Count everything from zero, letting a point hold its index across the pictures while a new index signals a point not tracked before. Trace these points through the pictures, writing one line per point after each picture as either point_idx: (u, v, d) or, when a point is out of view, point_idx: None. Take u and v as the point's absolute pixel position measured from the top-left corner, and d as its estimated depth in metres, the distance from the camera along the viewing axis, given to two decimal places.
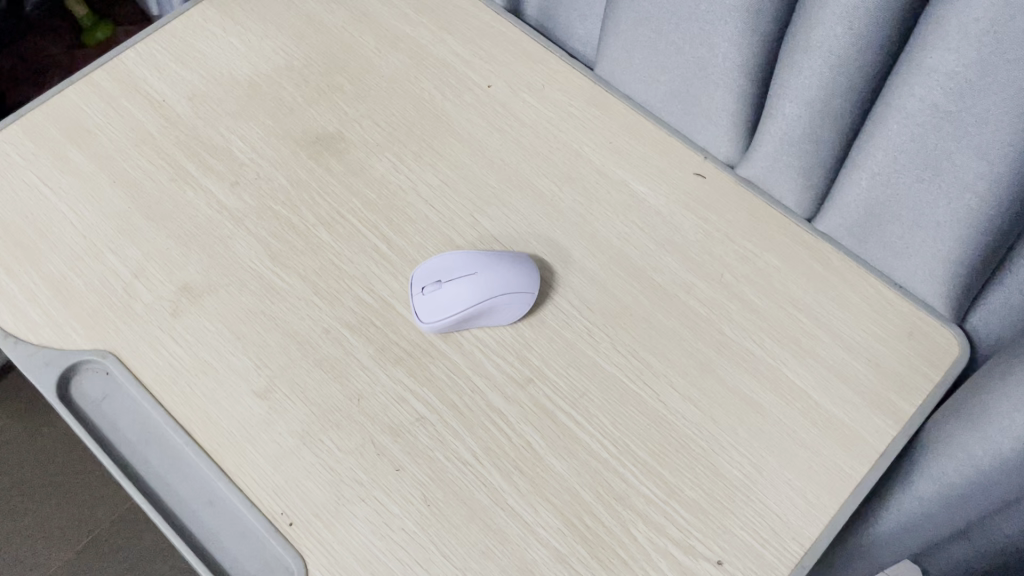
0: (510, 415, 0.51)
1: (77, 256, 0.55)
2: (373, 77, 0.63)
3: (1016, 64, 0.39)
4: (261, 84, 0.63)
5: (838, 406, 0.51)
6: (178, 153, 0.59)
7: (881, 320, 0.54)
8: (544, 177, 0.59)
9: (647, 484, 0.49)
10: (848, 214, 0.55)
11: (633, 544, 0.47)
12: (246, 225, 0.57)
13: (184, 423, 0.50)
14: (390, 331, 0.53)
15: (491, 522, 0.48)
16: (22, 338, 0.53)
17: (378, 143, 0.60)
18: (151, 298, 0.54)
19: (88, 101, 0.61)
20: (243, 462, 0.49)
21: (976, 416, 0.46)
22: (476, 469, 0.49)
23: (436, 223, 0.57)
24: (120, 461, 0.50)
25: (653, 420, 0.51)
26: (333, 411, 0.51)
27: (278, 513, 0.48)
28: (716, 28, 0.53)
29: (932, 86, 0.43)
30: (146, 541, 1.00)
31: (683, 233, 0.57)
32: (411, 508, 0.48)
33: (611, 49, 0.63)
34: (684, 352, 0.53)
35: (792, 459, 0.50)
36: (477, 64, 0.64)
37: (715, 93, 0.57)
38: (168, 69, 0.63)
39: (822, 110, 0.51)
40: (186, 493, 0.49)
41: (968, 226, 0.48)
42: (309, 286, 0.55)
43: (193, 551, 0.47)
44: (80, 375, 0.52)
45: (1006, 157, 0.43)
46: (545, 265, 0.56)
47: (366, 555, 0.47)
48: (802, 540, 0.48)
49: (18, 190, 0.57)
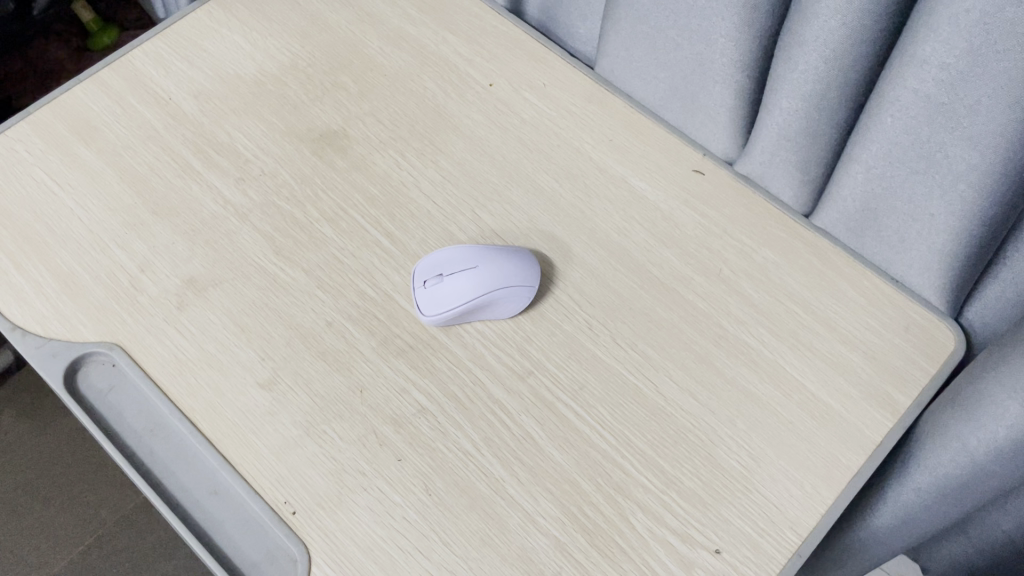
0: (510, 406, 0.52)
1: (85, 251, 0.56)
2: (376, 76, 0.64)
3: (1005, 55, 0.40)
4: (266, 83, 0.63)
5: (835, 398, 0.52)
6: (184, 149, 0.60)
7: (879, 313, 0.55)
8: (545, 173, 0.60)
9: (646, 474, 0.50)
10: (845, 207, 0.56)
11: (632, 533, 0.48)
12: (251, 220, 0.58)
13: (190, 413, 0.51)
14: (392, 324, 0.54)
15: (491, 511, 0.48)
16: (30, 330, 0.53)
17: (381, 140, 0.61)
18: (157, 291, 0.55)
19: (95, 99, 0.62)
20: (247, 452, 0.50)
21: (972, 405, 0.47)
22: (477, 459, 0.50)
23: (438, 218, 0.58)
24: (126, 451, 0.51)
25: (652, 412, 0.51)
26: (335, 403, 0.51)
27: (282, 503, 0.48)
28: (714, 25, 0.54)
29: (924, 77, 0.44)
30: (149, 541, 1.01)
31: (682, 228, 0.58)
32: (413, 497, 0.49)
33: (611, 47, 0.64)
34: (682, 345, 0.54)
35: (789, 451, 0.50)
36: (479, 63, 0.65)
37: (714, 89, 0.58)
38: (174, 67, 0.64)
39: (818, 104, 0.51)
40: (190, 482, 0.50)
41: (961, 217, 0.49)
42: (313, 279, 0.56)
43: (197, 539, 0.48)
44: (87, 367, 0.53)
45: (997, 148, 0.44)
46: (546, 259, 0.57)
47: (368, 542, 0.47)
48: (800, 530, 0.48)
49: (27, 186, 0.58)
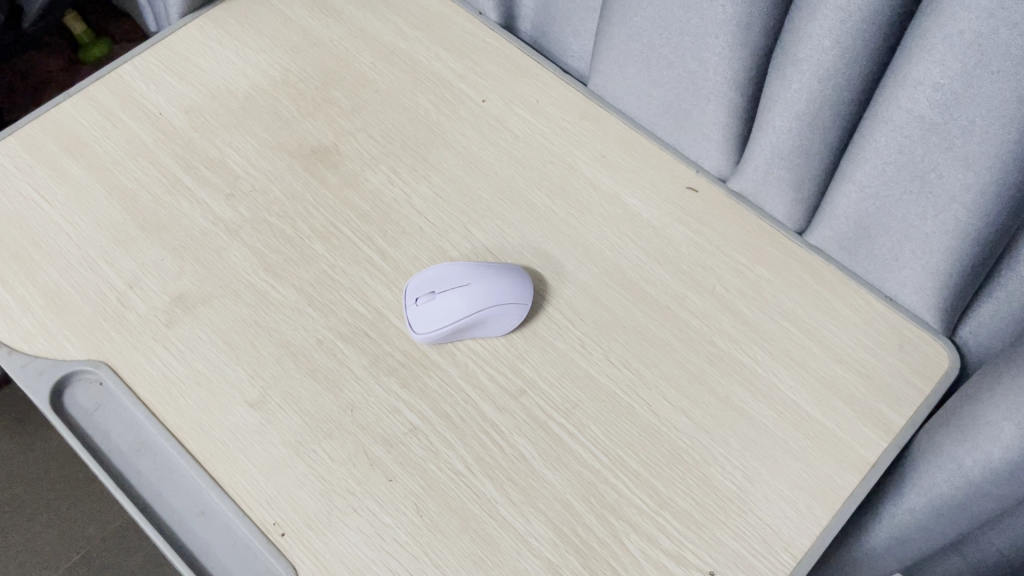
0: (502, 425, 0.51)
1: (72, 267, 0.55)
2: (369, 92, 0.64)
3: (1000, 76, 0.40)
4: (257, 98, 0.63)
5: (830, 418, 0.52)
6: (175, 165, 0.60)
7: (872, 332, 0.55)
8: (538, 190, 0.60)
9: (640, 494, 0.49)
10: (838, 226, 0.55)
11: (625, 553, 0.47)
12: (241, 236, 0.57)
13: (177, 433, 0.50)
14: (383, 341, 0.54)
15: (483, 532, 0.48)
16: (16, 348, 0.53)
17: (373, 156, 0.61)
18: (146, 308, 0.54)
19: (84, 113, 0.62)
20: (235, 472, 0.49)
21: (967, 426, 0.47)
22: (469, 479, 0.49)
23: (431, 235, 0.58)
24: (113, 471, 0.50)
25: (646, 431, 0.51)
26: (326, 422, 0.51)
27: (271, 524, 0.48)
28: (707, 43, 0.54)
29: (918, 97, 0.44)
30: (136, 558, 1.00)
31: (675, 244, 0.58)
32: (404, 518, 0.48)
33: (603, 64, 0.64)
34: (676, 363, 0.53)
35: (783, 470, 0.50)
36: (473, 79, 0.65)
37: (707, 107, 0.58)
38: (166, 82, 0.63)
39: (811, 122, 0.51)
40: (177, 503, 0.49)
41: (956, 237, 0.49)
42: (304, 297, 0.55)
43: (184, 561, 0.47)
44: (74, 386, 0.52)
45: (992, 168, 0.44)
46: (538, 276, 0.56)
47: (358, 564, 0.47)
48: (794, 551, 0.48)
49: (15, 202, 0.58)
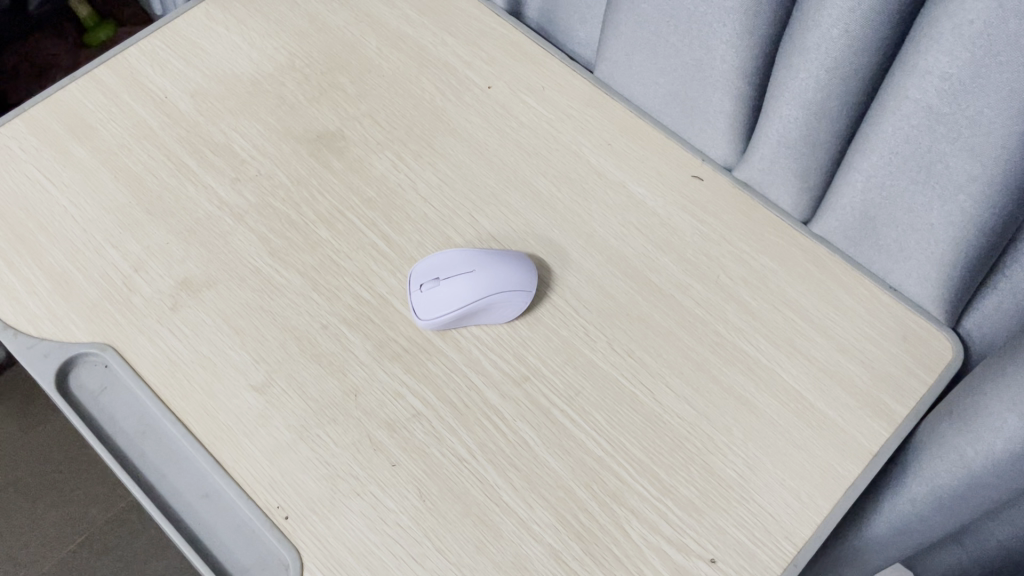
0: (505, 411, 0.51)
1: (78, 250, 0.56)
2: (375, 77, 0.64)
3: (1008, 67, 0.40)
4: (263, 82, 0.63)
5: (832, 407, 0.52)
6: (180, 149, 0.60)
7: (877, 323, 0.55)
8: (543, 177, 0.60)
9: (641, 481, 0.49)
10: (843, 216, 0.55)
11: (626, 540, 0.48)
12: (246, 221, 0.57)
13: (182, 416, 0.51)
14: (388, 327, 0.54)
15: (485, 517, 0.48)
16: (22, 330, 0.53)
17: (379, 142, 0.61)
18: (151, 291, 0.54)
19: (90, 96, 0.62)
20: (239, 455, 0.49)
21: (970, 417, 0.47)
22: (472, 465, 0.50)
23: (436, 222, 0.58)
24: (118, 453, 0.50)
25: (648, 419, 0.51)
26: (330, 407, 0.51)
27: (274, 507, 0.48)
28: (715, 31, 0.53)
29: (926, 87, 0.44)
30: (139, 541, 1.00)
31: (680, 234, 0.58)
32: (407, 503, 0.48)
33: (610, 52, 0.63)
34: (680, 352, 0.53)
35: (785, 460, 0.50)
36: (478, 66, 0.65)
37: (714, 96, 0.58)
38: (172, 66, 0.63)
39: (818, 112, 0.51)
40: (182, 486, 0.49)
41: (961, 228, 0.49)
42: (308, 282, 0.55)
43: (189, 543, 0.48)
44: (79, 368, 0.52)
45: (999, 159, 0.44)
46: (542, 263, 0.56)
47: (360, 548, 0.47)
48: (795, 540, 0.48)
49: (21, 184, 0.58)
